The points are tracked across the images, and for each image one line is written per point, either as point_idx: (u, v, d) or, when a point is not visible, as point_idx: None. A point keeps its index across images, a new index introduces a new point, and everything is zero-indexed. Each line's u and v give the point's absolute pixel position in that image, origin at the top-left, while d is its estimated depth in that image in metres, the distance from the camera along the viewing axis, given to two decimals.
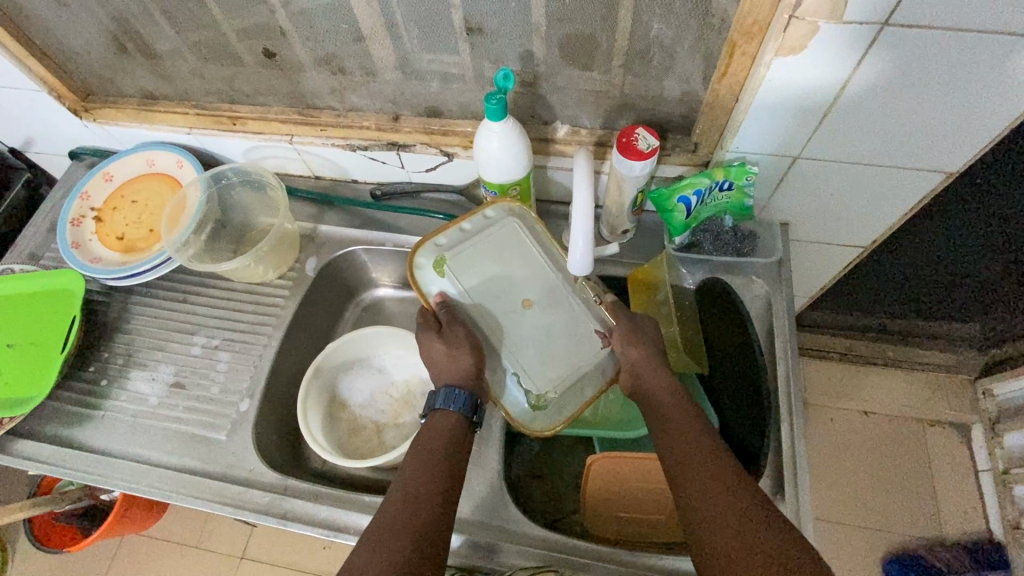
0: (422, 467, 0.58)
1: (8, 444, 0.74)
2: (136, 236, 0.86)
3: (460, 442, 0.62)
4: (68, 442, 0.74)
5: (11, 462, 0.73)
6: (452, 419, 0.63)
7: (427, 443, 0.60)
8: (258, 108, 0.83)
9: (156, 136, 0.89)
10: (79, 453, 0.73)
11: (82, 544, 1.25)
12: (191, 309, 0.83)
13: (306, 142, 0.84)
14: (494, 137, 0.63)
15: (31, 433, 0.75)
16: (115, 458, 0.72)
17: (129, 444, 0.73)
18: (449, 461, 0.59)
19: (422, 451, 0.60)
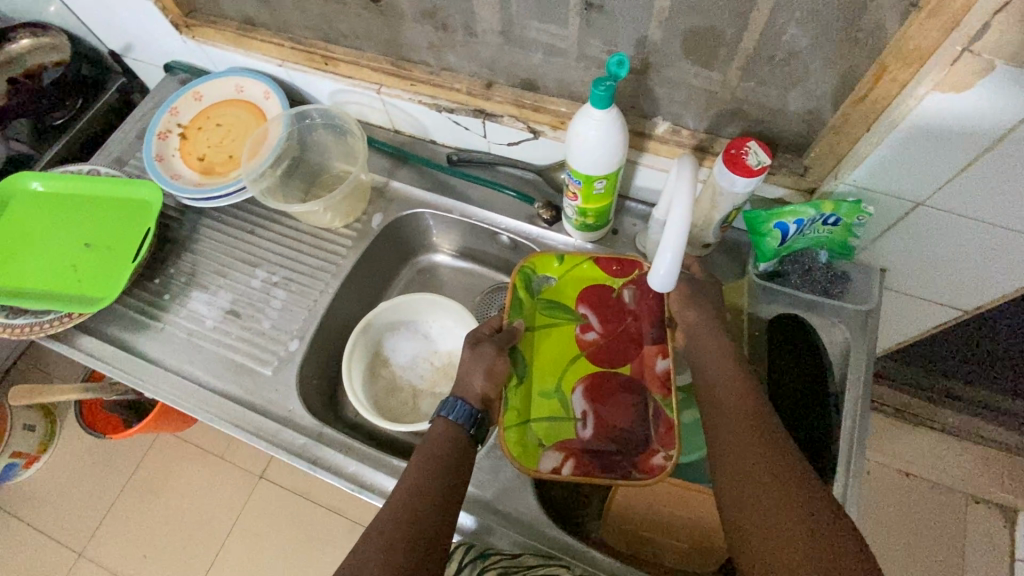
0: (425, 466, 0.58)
1: (75, 337, 0.78)
2: (216, 159, 0.87)
3: (462, 452, 0.61)
4: (128, 346, 0.78)
5: (76, 355, 0.77)
6: (451, 429, 0.62)
7: (434, 448, 0.60)
8: (352, 51, 0.81)
9: (249, 63, 0.89)
10: (137, 360, 0.76)
11: (124, 434, 1.34)
12: (257, 242, 0.84)
13: (393, 93, 0.82)
14: (594, 126, 0.59)
15: (96, 331, 0.79)
16: (168, 371, 0.75)
17: (181, 361, 0.76)
18: (453, 468, 0.59)
19: (428, 453, 0.60)
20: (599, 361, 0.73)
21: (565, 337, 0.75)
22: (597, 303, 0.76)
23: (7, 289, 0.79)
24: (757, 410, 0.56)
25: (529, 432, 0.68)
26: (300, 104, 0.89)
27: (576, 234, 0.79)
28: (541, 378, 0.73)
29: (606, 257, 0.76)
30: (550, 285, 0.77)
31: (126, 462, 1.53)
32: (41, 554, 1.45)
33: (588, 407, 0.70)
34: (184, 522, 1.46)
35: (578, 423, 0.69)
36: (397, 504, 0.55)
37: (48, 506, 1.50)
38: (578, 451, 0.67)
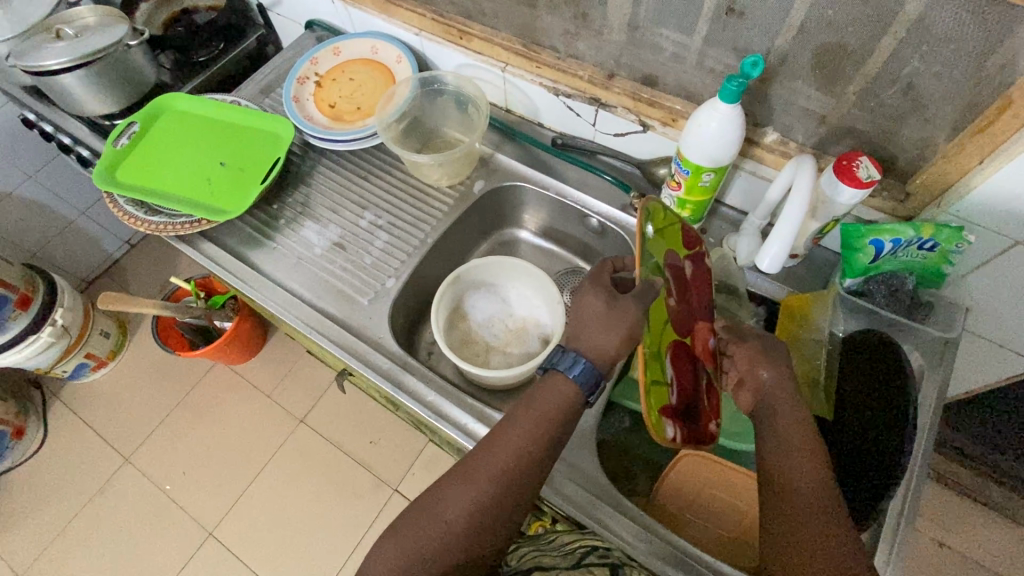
0: (525, 426, 0.58)
1: (199, 242, 0.87)
2: (344, 108, 0.95)
3: (567, 415, 0.59)
4: (245, 257, 0.86)
5: (199, 257, 0.85)
6: (566, 387, 0.59)
7: (540, 407, 0.59)
8: (488, 30, 0.88)
9: (387, 29, 0.98)
10: (250, 271, 0.84)
11: (190, 354, 1.44)
12: (368, 188, 0.92)
13: (516, 73, 0.89)
14: (716, 118, 0.64)
15: (217, 240, 0.87)
16: (276, 284, 0.83)
17: (289, 279, 0.83)
18: (553, 433, 0.58)
19: (532, 412, 0.59)
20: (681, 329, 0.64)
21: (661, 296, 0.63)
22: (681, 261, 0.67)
23: (151, 189, 0.88)
24: (816, 459, 0.55)
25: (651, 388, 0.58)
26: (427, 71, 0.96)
27: None
28: (648, 340, 0.61)
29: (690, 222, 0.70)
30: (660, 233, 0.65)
31: (181, 384, 1.63)
32: (92, 452, 1.54)
33: (678, 375, 0.62)
34: (225, 450, 1.54)
35: (670, 389, 0.61)
36: (490, 456, 0.58)
37: (105, 411, 1.60)
38: (674, 416, 0.60)
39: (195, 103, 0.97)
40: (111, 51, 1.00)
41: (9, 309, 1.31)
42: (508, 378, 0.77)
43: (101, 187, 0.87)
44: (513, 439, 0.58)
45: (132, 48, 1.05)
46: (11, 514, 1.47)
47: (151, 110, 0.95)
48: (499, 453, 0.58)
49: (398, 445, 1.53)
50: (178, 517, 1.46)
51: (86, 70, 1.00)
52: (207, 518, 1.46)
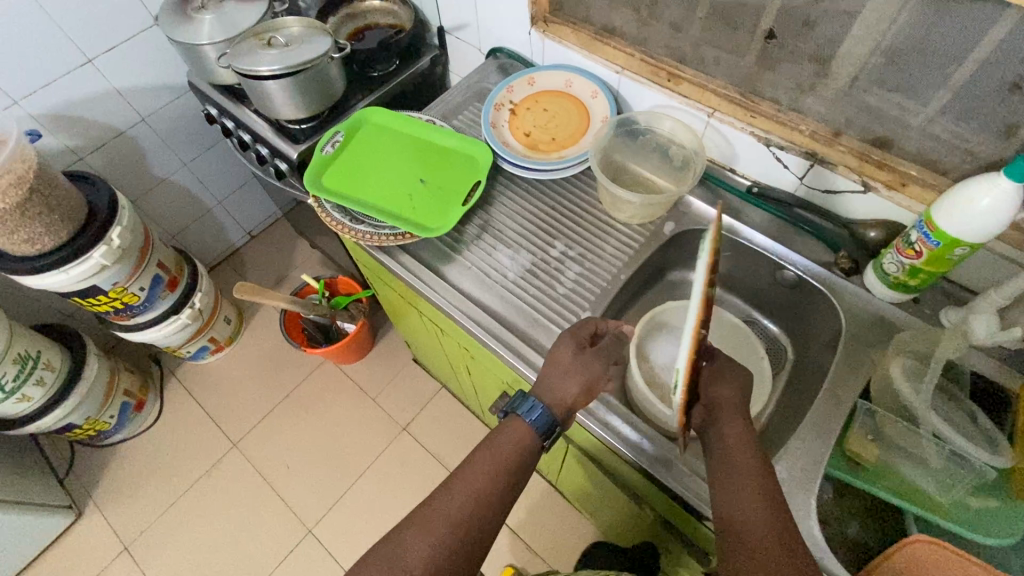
0: (484, 471, 0.65)
1: (398, 253, 0.90)
2: (540, 138, 0.97)
3: (521, 461, 0.66)
4: (440, 272, 0.89)
5: (399, 268, 0.89)
6: (520, 433, 0.68)
7: (497, 454, 0.66)
8: (702, 76, 0.88)
9: (585, 64, 0.99)
10: (448, 289, 0.87)
11: (312, 351, 1.48)
12: (557, 216, 0.93)
13: (724, 120, 0.88)
14: (996, 194, 0.62)
15: (415, 254, 0.90)
16: (473, 305, 0.85)
17: (489, 302, 0.86)
18: (507, 479, 0.65)
19: (490, 459, 0.66)
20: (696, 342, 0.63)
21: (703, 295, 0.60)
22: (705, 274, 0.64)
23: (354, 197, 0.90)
24: (765, 509, 0.56)
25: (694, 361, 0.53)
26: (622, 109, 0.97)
27: (879, 290, 0.80)
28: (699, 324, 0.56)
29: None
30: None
31: (291, 376, 1.67)
32: (203, 434, 1.59)
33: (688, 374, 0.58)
34: (329, 447, 1.56)
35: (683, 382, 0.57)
36: (452, 502, 0.62)
37: (217, 394, 1.65)
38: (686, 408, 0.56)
39: (394, 120, 1.00)
40: (316, 63, 1.03)
41: (159, 289, 1.38)
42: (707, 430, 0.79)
43: (310, 190, 0.90)
44: (473, 476, 0.64)
45: (332, 61, 1.08)
46: (123, 484, 1.52)
47: (354, 121, 0.99)
48: (456, 497, 0.62)
49: None
50: (280, 510, 1.48)
51: (291, 79, 1.03)
52: (308, 514, 1.47)
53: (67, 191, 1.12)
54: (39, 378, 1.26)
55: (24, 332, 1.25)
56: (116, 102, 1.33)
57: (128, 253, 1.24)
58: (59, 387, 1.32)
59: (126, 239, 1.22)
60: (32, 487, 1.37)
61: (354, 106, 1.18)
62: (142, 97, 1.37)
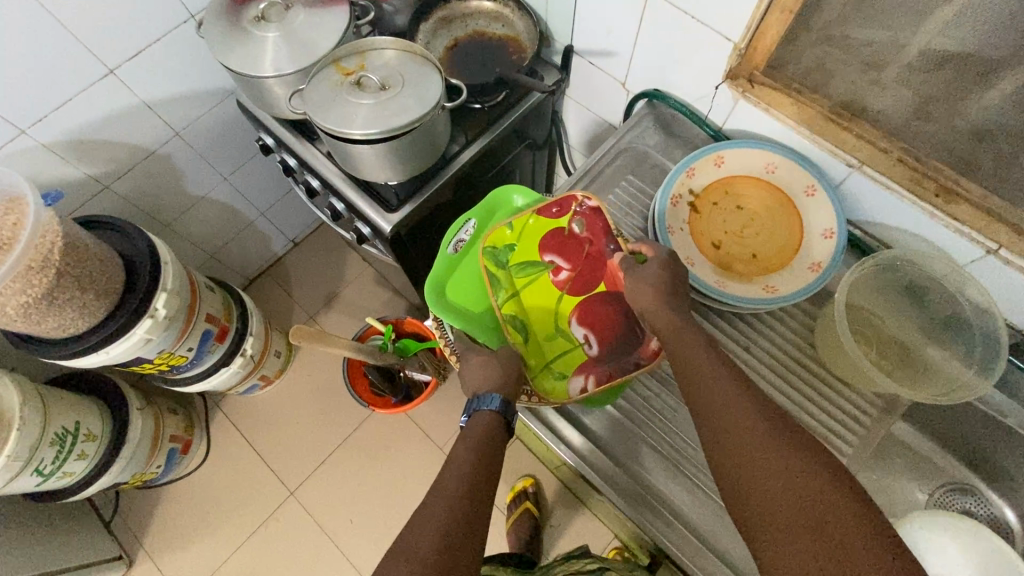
0: (473, 450, 0.58)
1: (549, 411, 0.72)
2: (735, 253, 0.72)
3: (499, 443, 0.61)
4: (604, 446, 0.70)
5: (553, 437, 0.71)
6: (488, 422, 0.62)
7: (474, 439, 0.60)
8: (993, 199, 0.63)
9: (801, 146, 0.72)
10: (620, 476, 0.68)
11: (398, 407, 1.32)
12: (757, 368, 0.70)
13: (1014, 264, 0.63)
14: None
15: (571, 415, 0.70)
16: (643, 493, 0.68)
17: (676, 497, 0.67)
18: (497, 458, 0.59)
19: (480, 448, 0.59)
20: (581, 292, 0.69)
21: (538, 287, 0.70)
22: (554, 246, 0.71)
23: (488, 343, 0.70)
24: (735, 394, 0.51)
25: (549, 374, 0.68)
26: (874, 222, 0.72)
27: None
28: (537, 328, 0.70)
29: (542, 205, 0.73)
30: (512, 253, 0.71)
31: (349, 417, 1.51)
32: (259, 480, 1.45)
33: (589, 330, 0.68)
34: (395, 500, 1.43)
35: (583, 347, 0.68)
36: (455, 488, 0.54)
37: (267, 432, 1.50)
38: (597, 368, 0.67)
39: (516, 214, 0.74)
40: (423, 120, 0.76)
41: (209, 343, 1.18)
42: None
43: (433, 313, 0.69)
44: (456, 470, 0.56)
45: (441, 111, 0.81)
46: (174, 530, 1.41)
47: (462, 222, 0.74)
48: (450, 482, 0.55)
49: (581, 532, 1.41)
50: (344, 570, 1.37)
51: (388, 142, 0.77)
52: None
53: (101, 258, 0.89)
54: (80, 451, 1.09)
55: (59, 401, 1.06)
56: (145, 118, 1.05)
57: (176, 318, 1.03)
58: (103, 453, 1.16)
59: (173, 304, 1.01)
60: (84, 549, 1.25)
61: (459, 155, 0.92)
62: (176, 108, 1.09)
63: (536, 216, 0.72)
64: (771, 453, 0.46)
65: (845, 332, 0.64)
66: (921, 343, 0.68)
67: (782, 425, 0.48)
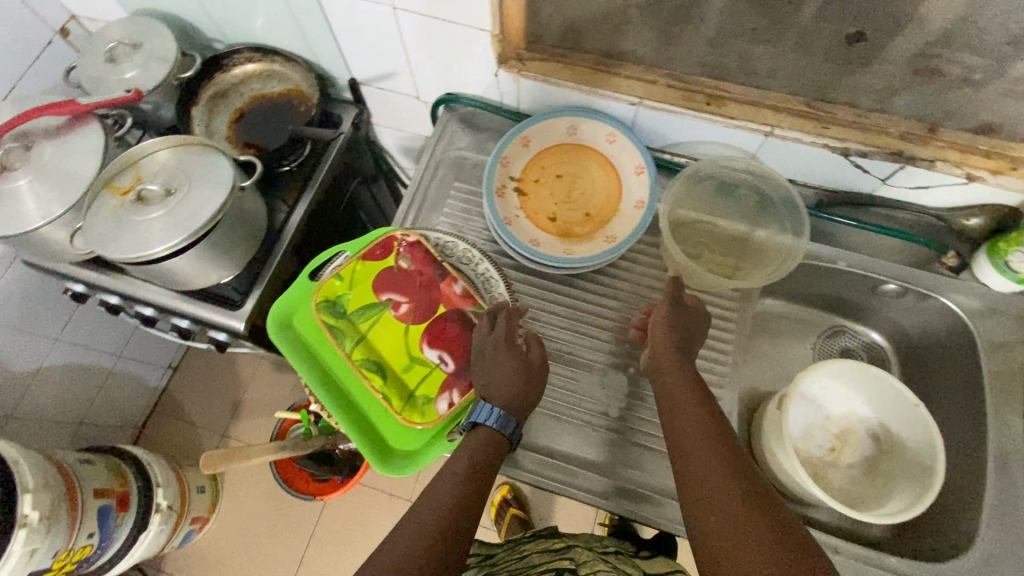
0: (469, 466, 0.57)
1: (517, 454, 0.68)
2: (570, 219, 0.75)
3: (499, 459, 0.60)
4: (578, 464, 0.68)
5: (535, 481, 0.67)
6: (493, 437, 0.60)
7: (478, 453, 0.59)
8: (752, 91, 0.70)
9: (588, 101, 0.76)
10: (619, 487, 0.67)
11: (349, 483, 1.27)
12: (630, 310, 0.75)
13: (787, 137, 0.71)
14: None
15: None
16: (580, 472, 0.68)
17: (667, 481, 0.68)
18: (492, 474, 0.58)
19: (476, 460, 0.58)
20: (424, 318, 0.70)
21: (383, 325, 0.70)
22: (389, 284, 0.71)
23: (345, 398, 0.66)
24: (716, 440, 0.53)
25: (414, 403, 0.66)
26: (674, 142, 0.79)
27: (999, 284, 0.72)
28: (390, 364, 0.67)
29: (365, 248, 0.72)
30: (348, 300, 0.70)
31: (306, 514, 1.42)
32: None
33: (440, 349, 0.68)
34: None
35: (441, 367, 0.68)
36: (444, 496, 0.54)
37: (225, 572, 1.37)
38: (459, 381, 0.67)
39: (341, 262, 0.72)
40: (224, 210, 0.72)
41: (112, 518, 1.05)
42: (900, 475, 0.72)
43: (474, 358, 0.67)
44: (446, 485, 0.55)
45: (244, 191, 0.76)
46: None
47: (290, 291, 0.70)
48: (440, 493, 0.55)
49: (570, 513, 1.44)
50: None
51: (199, 246, 0.72)
52: None
53: None
54: None
55: None
56: None
57: (55, 514, 0.91)
58: None
59: (43, 502, 0.89)
60: None
61: (287, 223, 0.88)
62: None
63: (362, 261, 0.72)
64: (725, 492, 0.47)
65: (676, 253, 0.70)
66: (754, 233, 0.78)
67: (745, 475, 0.49)
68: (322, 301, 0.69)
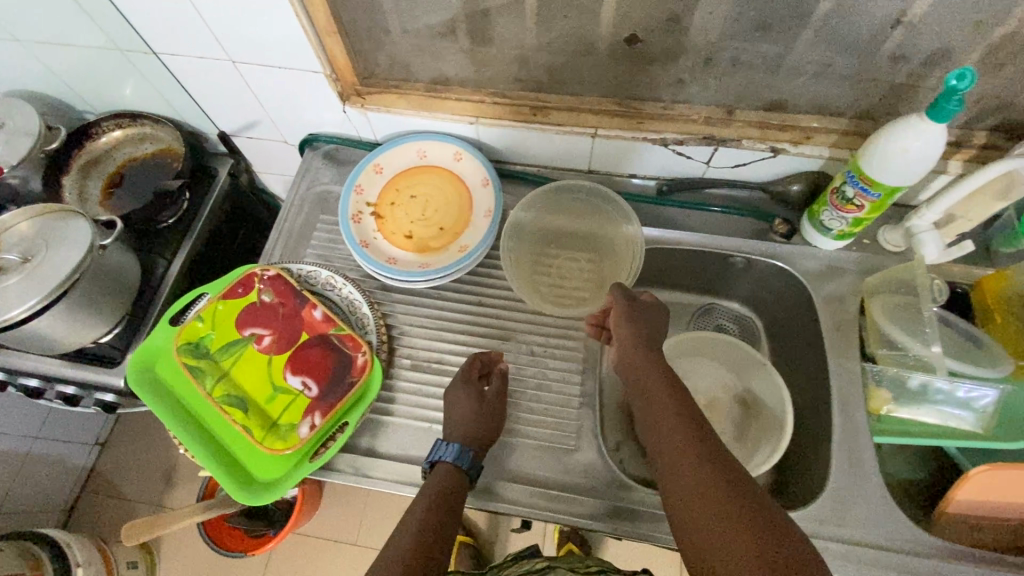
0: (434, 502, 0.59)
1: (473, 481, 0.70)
2: (426, 234, 0.80)
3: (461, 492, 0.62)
4: (535, 486, 0.69)
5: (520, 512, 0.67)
6: (451, 472, 0.63)
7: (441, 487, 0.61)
8: (569, 99, 0.76)
9: (431, 125, 0.82)
10: (551, 494, 0.69)
11: (278, 537, 1.22)
12: (494, 312, 0.80)
13: (611, 136, 0.77)
14: (920, 137, 0.59)
15: (368, 448, 0.72)
16: None
17: (598, 486, 0.70)
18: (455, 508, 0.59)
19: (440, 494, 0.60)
20: (288, 347, 0.72)
21: (247, 361, 0.71)
22: (252, 319, 0.73)
23: (208, 436, 0.67)
24: (696, 440, 0.52)
25: (278, 431, 0.67)
26: (517, 152, 0.84)
27: (826, 244, 0.78)
28: (254, 397, 0.69)
29: (226, 288, 0.75)
30: (211, 340, 0.72)
31: None
32: None
33: (303, 375, 0.70)
34: None
35: (305, 392, 0.70)
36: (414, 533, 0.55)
37: None
38: (322, 403, 0.69)
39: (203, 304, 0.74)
40: (81, 269, 0.73)
41: None
42: (763, 435, 0.75)
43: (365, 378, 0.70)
44: (414, 522, 0.56)
45: (106, 249, 0.78)
46: None
47: (152, 339, 0.72)
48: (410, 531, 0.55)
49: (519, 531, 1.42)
50: None
51: (60, 307, 0.73)
52: None
53: None
54: None
55: None
56: None
57: None
58: None
59: None
60: None
61: (167, 275, 0.90)
62: None
63: (222, 300, 0.74)
64: (707, 492, 0.47)
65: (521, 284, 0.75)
66: (598, 228, 0.83)
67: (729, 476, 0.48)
68: (184, 344, 0.71)
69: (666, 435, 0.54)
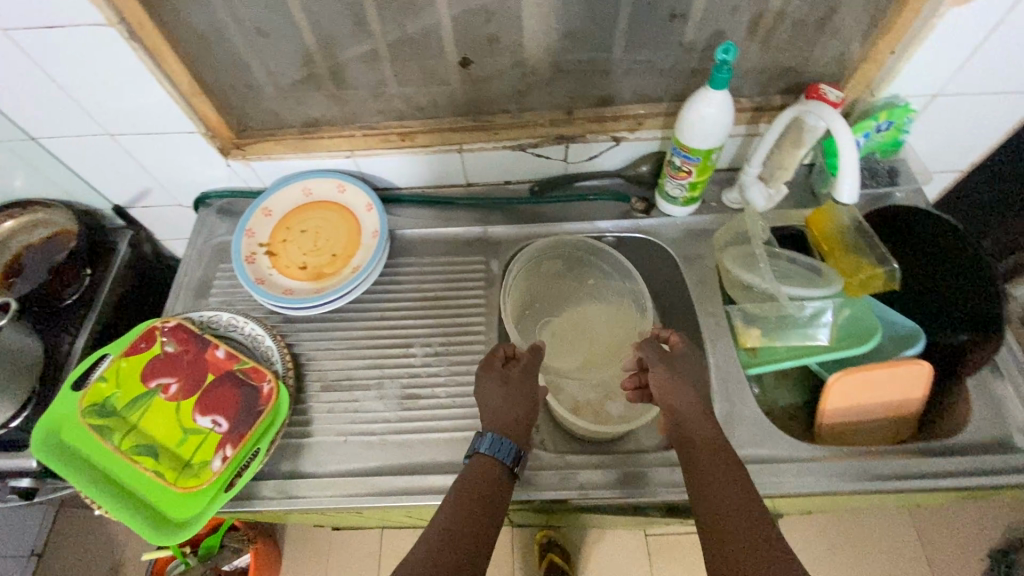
0: (464, 505, 0.59)
1: (396, 482, 0.73)
2: (320, 262, 0.86)
3: (497, 494, 0.61)
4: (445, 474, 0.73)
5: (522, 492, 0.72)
6: (495, 468, 0.63)
7: (472, 486, 0.61)
8: (430, 122, 0.85)
9: (312, 165, 0.88)
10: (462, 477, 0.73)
11: None
12: (394, 323, 0.85)
13: (475, 148, 0.87)
14: (713, 103, 0.70)
15: (289, 472, 0.74)
16: (371, 480, 0.73)
17: None
18: (487, 517, 0.59)
19: (468, 494, 0.60)
20: (194, 390, 0.74)
21: (154, 411, 0.73)
22: (155, 370, 0.75)
23: (123, 490, 0.68)
24: (749, 510, 0.56)
25: (190, 470, 0.69)
26: (398, 177, 0.92)
27: (677, 211, 0.89)
28: (164, 443, 0.71)
29: (128, 345, 0.77)
30: (116, 398, 0.73)
31: None
32: None
33: (211, 413, 0.73)
34: None
35: (215, 429, 0.72)
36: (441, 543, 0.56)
37: None
38: (232, 436, 0.71)
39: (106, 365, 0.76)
40: None
41: None
42: None
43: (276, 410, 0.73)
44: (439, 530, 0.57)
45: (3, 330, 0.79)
46: None
47: (55, 407, 0.72)
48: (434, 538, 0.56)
49: None
50: None
51: None
52: None
53: None
54: None
55: None
56: None
57: None
58: None
59: None
60: None
61: (73, 350, 0.91)
62: None
63: (124, 358, 0.76)
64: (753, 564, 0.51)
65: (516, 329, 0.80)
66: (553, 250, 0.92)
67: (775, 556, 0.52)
68: (88, 405, 0.72)
69: (718, 493, 0.57)
